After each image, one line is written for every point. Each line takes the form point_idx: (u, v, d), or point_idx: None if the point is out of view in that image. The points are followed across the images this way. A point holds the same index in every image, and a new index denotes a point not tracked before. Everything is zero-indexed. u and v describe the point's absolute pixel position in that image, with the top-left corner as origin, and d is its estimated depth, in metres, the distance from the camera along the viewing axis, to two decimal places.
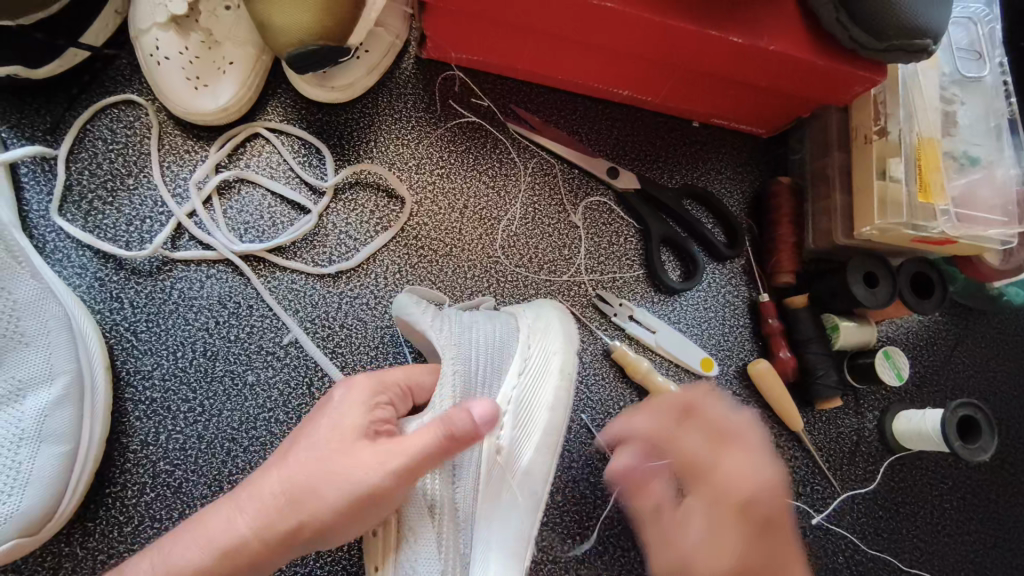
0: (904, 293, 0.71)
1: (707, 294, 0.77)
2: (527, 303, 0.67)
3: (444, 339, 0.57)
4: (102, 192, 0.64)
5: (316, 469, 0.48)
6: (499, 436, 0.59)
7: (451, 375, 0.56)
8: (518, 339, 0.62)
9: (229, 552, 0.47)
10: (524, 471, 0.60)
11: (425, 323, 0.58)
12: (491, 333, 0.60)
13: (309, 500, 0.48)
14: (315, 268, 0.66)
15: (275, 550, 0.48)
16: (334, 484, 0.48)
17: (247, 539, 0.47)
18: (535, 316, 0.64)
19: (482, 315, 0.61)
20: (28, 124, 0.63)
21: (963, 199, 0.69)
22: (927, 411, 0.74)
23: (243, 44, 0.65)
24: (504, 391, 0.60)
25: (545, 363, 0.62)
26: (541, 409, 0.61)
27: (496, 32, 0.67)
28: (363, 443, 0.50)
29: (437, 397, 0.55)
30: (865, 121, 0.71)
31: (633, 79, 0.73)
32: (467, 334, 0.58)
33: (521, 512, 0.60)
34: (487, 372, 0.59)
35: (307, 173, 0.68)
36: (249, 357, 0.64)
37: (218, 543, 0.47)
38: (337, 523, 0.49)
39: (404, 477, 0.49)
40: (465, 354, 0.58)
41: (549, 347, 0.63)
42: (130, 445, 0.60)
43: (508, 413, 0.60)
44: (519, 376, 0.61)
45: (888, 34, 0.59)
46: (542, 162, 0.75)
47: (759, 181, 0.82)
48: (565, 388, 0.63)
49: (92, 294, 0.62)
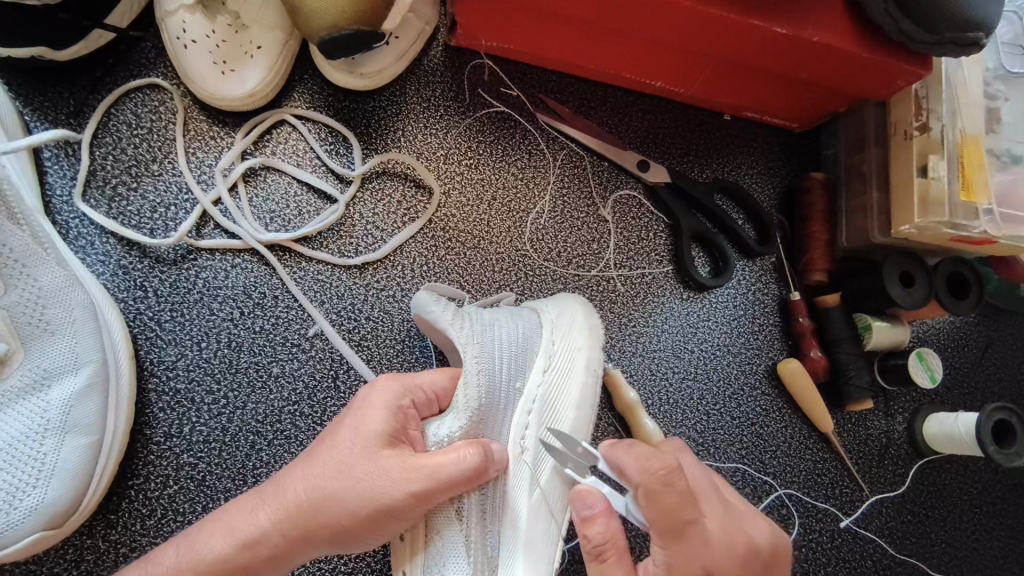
0: (940, 294, 0.70)
1: (736, 292, 0.75)
2: (549, 298, 0.65)
3: (465, 336, 0.55)
4: (126, 178, 0.62)
5: (338, 472, 0.48)
6: (524, 436, 0.57)
7: (475, 373, 0.54)
8: (542, 335, 0.60)
9: (252, 544, 0.48)
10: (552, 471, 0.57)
11: (445, 320, 0.56)
12: (514, 330, 0.58)
13: (329, 504, 0.47)
14: (342, 259, 0.65)
15: (295, 546, 0.48)
16: (354, 486, 0.48)
17: (265, 535, 0.48)
18: (558, 313, 0.62)
19: (503, 311, 0.60)
20: (51, 107, 0.62)
21: (1004, 198, 0.67)
22: (961, 414, 0.72)
23: (271, 28, 0.64)
24: (529, 390, 0.58)
25: (571, 362, 0.60)
26: (569, 407, 0.59)
27: (530, 20, 0.65)
28: (385, 452, 0.49)
29: (460, 395, 0.54)
30: (905, 117, 0.69)
31: (667, 71, 0.71)
32: (489, 332, 0.57)
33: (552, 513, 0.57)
34: (511, 370, 0.57)
35: (334, 162, 0.67)
36: (274, 349, 0.63)
37: (243, 534, 0.48)
38: (356, 528, 0.48)
39: (429, 492, 0.48)
40: (488, 352, 0.56)
41: (575, 343, 0.60)
42: (153, 437, 0.59)
43: (533, 412, 0.58)
44: (544, 373, 0.59)
45: (941, 26, 0.57)
46: (572, 155, 0.74)
47: (791, 177, 0.80)
48: (592, 385, 0.59)
49: (115, 282, 0.61)
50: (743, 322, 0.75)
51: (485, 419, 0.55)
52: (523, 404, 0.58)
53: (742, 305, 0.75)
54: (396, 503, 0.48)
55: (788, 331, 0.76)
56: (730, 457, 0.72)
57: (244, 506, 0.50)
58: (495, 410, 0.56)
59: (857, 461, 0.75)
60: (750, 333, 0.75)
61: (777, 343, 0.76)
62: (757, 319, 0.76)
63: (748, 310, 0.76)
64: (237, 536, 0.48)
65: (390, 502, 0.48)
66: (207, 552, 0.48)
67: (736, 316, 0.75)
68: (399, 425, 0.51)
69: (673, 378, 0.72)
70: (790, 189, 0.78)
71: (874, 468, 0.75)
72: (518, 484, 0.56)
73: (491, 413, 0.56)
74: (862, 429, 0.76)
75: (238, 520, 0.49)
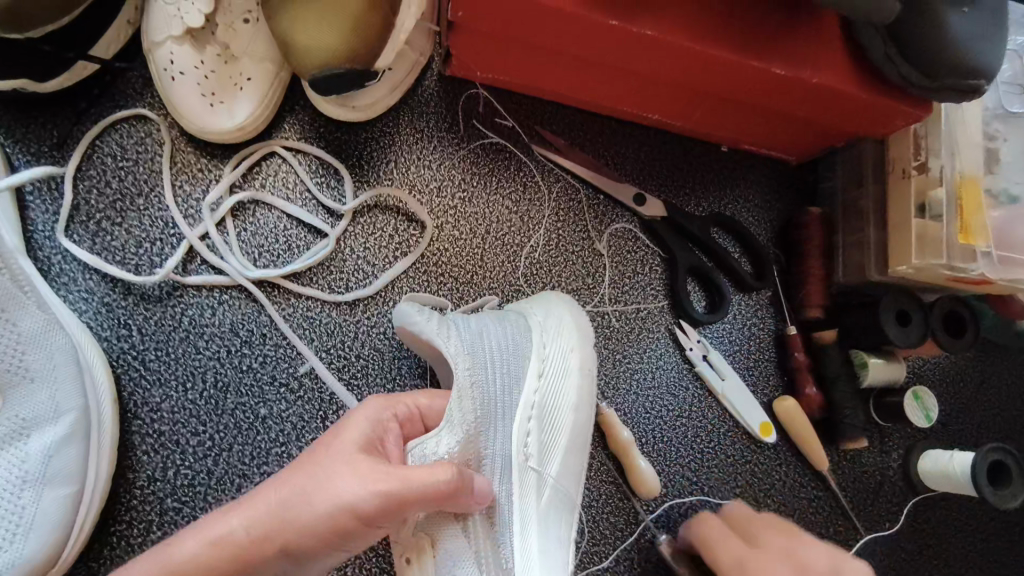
0: (938, 331, 0.70)
1: (732, 327, 0.74)
2: (531, 299, 0.64)
3: (454, 348, 0.54)
4: (110, 212, 0.61)
5: (309, 478, 0.45)
6: (526, 443, 0.56)
7: (470, 387, 0.53)
8: (531, 339, 0.59)
9: (219, 542, 0.43)
10: (559, 469, 0.57)
11: (431, 331, 0.54)
12: (503, 336, 0.57)
13: (298, 509, 0.44)
14: (330, 295, 0.64)
15: (260, 553, 0.43)
16: (323, 489, 0.45)
17: (236, 534, 0.43)
18: (545, 315, 0.61)
19: (490, 318, 0.59)
20: (34, 139, 0.60)
21: (1003, 238, 0.66)
22: (955, 453, 0.72)
23: (261, 59, 0.62)
24: (526, 397, 0.57)
25: (565, 363, 0.59)
26: (565, 410, 0.58)
27: (524, 53, 0.64)
28: (360, 456, 0.47)
29: (456, 409, 0.52)
30: (904, 155, 0.68)
31: (664, 104, 0.70)
32: (479, 340, 0.55)
33: (557, 521, 0.57)
34: (505, 378, 0.56)
35: (325, 195, 0.66)
36: (262, 389, 0.61)
37: (209, 535, 0.44)
38: (323, 539, 0.44)
39: (407, 500, 0.45)
40: (478, 360, 0.54)
41: (564, 344, 0.60)
42: (137, 481, 0.57)
43: (533, 419, 0.57)
44: (539, 378, 0.58)
45: (942, 71, 0.56)
46: (567, 187, 0.72)
47: (788, 210, 0.79)
48: (587, 386, 0.60)
49: (98, 320, 0.59)
50: (738, 358, 0.74)
51: (486, 432, 0.54)
52: (522, 412, 0.56)
53: (738, 340, 0.74)
54: (368, 505, 0.44)
55: (784, 367, 0.75)
56: (725, 495, 0.71)
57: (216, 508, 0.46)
58: (493, 420, 0.54)
59: (851, 498, 0.74)
60: (745, 370, 0.74)
61: (773, 379, 0.75)
62: (753, 355, 0.75)
63: (744, 345, 0.75)
64: (206, 535, 0.44)
65: (360, 507, 0.44)
66: (177, 556, 0.43)
67: (733, 352, 0.74)
68: (376, 436, 0.50)
69: (667, 416, 0.71)
70: (787, 222, 0.77)
71: (868, 506, 0.74)
72: (526, 493, 0.55)
73: (490, 423, 0.54)
74: (857, 467, 0.75)
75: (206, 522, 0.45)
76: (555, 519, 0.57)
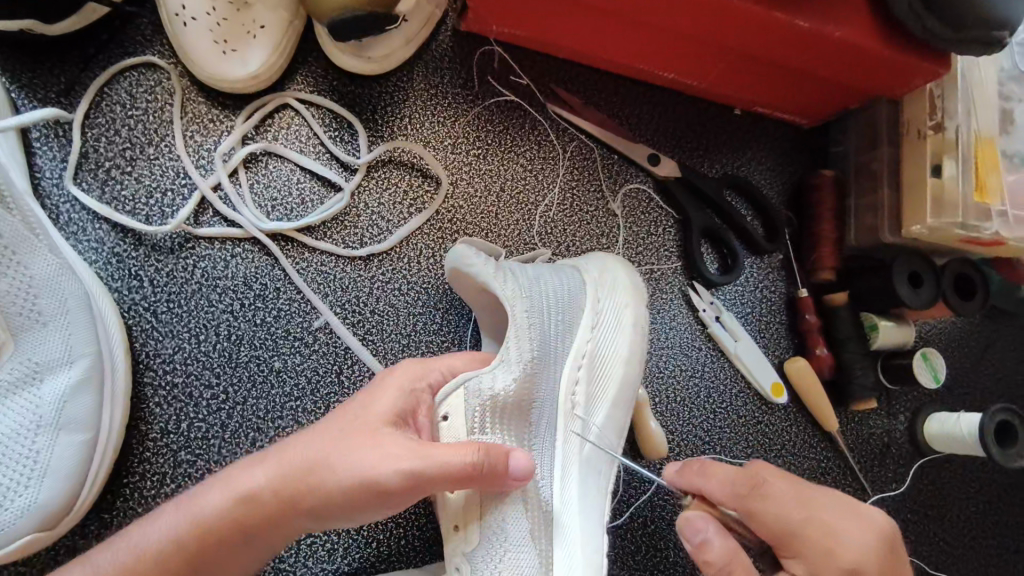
0: (948, 295, 0.70)
1: (744, 289, 0.75)
2: (586, 256, 0.64)
3: (511, 291, 0.54)
4: (120, 161, 0.59)
5: (336, 445, 0.46)
6: (575, 391, 0.56)
7: (527, 327, 0.54)
8: (586, 292, 0.59)
9: (246, 498, 0.45)
10: (604, 420, 0.57)
11: (488, 274, 0.55)
12: (561, 287, 0.57)
13: (322, 473, 0.45)
14: (345, 250, 0.63)
15: (283, 508, 0.45)
16: (347, 456, 0.45)
17: (262, 490, 0.45)
18: (601, 271, 0.61)
19: (546, 267, 0.59)
20: (40, 85, 0.59)
21: (1017, 198, 0.66)
22: (962, 415, 0.73)
23: (275, 7, 0.61)
24: (579, 346, 0.57)
25: (619, 318, 0.59)
26: (618, 363, 0.58)
27: (545, 4, 0.63)
28: (385, 430, 0.46)
29: (512, 347, 0.53)
30: (919, 116, 0.68)
31: (682, 62, 0.70)
32: (536, 286, 0.56)
33: (599, 472, 0.56)
34: (561, 327, 0.56)
35: (338, 149, 0.64)
36: (276, 342, 0.60)
37: (238, 488, 0.46)
38: (345, 504, 0.45)
39: (426, 480, 0.44)
40: (535, 304, 0.55)
41: (620, 300, 0.60)
42: (149, 433, 0.56)
43: (582, 368, 0.57)
44: (592, 330, 0.58)
45: (967, 24, 0.56)
46: (581, 146, 0.72)
47: (799, 174, 0.79)
48: (641, 342, 0.59)
49: (109, 270, 0.58)
50: (750, 319, 0.74)
51: (540, 375, 0.54)
52: (573, 360, 0.57)
53: (750, 302, 0.75)
54: (388, 483, 0.44)
55: (795, 329, 0.75)
56: (736, 455, 0.71)
57: (245, 462, 0.48)
58: (547, 366, 0.55)
59: (859, 459, 0.75)
60: (757, 333, 0.74)
61: (784, 342, 0.75)
62: (765, 318, 0.75)
63: (756, 307, 0.75)
64: (235, 490, 0.46)
65: (378, 485, 0.44)
66: (204, 504, 0.46)
67: (744, 314, 0.74)
68: (409, 408, 0.49)
69: (681, 376, 0.71)
70: (799, 185, 0.77)
71: (876, 467, 0.75)
72: (569, 439, 0.55)
73: (545, 367, 0.54)
74: (865, 428, 0.75)
75: (237, 473, 0.47)
76: (596, 472, 0.56)
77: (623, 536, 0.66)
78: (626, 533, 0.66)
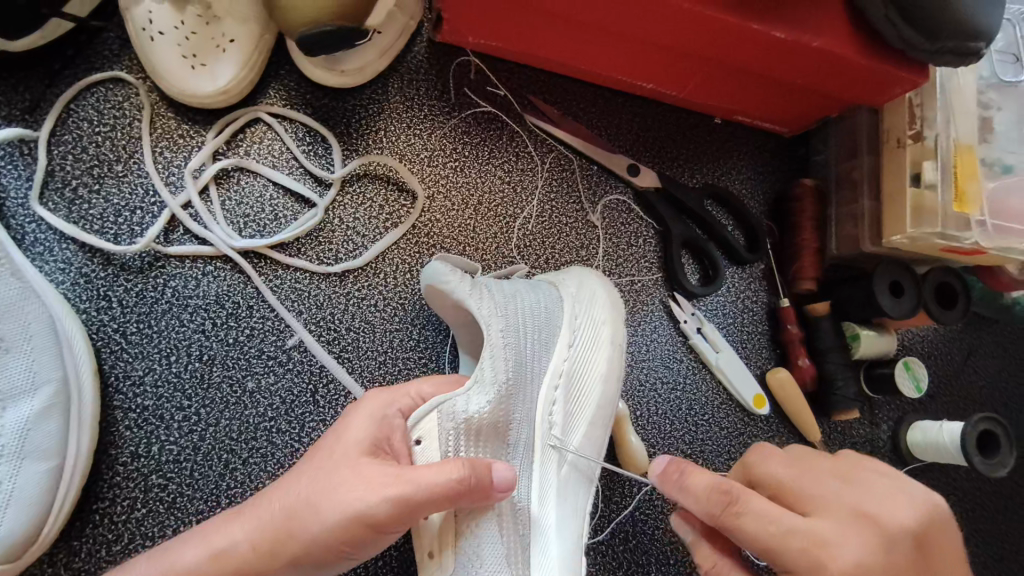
0: (929, 304, 0.69)
1: (726, 300, 0.74)
2: (563, 271, 0.63)
3: (487, 309, 0.54)
4: (87, 179, 0.58)
5: (322, 480, 0.45)
6: (552, 411, 0.56)
7: (502, 346, 0.53)
8: (563, 309, 0.58)
9: (220, 555, 0.45)
10: (582, 440, 0.57)
11: (463, 292, 0.54)
12: (537, 304, 0.57)
13: (305, 514, 0.44)
14: (319, 266, 0.62)
15: (262, 559, 0.44)
16: (332, 495, 0.44)
17: (237, 549, 0.45)
18: (578, 286, 0.61)
19: (523, 283, 0.59)
20: (5, 102, 0.57)
21: (997, 207, 0.66)
22: (945, 424, 0.72)
23: (244, 20, 0.60)
24: (555, 364, 0.57)
25: (596, 335, 0.59)
26: (595, 381, 0.58)
27: (520, 16, 0.62)
28: (365, 459, 0.46)
29: (487, 368, 0.52)
30: (898, 124, 0.68)
31: (661, 72, 0.69)
32: (511, 303, 0.55)
33: (576, 492, 0.56)
34: (536, 346, 0.56)
35: (312, 163, 0.63)
36: (249, 362, 0.59)
37: (214, 545, 0.45)
38: (332, 546, 0.44)
39: (418, 504, 0.43)
40: (510, 322, 0.54)
41: (598, 316, 0.59)
42: (119, 458, 0.55)
43: (560, 388, 0.56)
44: (569, 348, 0.57)
45: (943, 33, 0.56)
46: (560, 158, 0.71)
47: (780, 183, 0.79)
48: (619, 359, 0.59)
49: (76, 292, 0.57)
50: (732, 330, 0.74)
51: (516, 395, 0.53)
52: (549, 379, 0.56)
53: (731, 313, 0.74)
54: (376, 514, 0.43)
55: (777, 340, 0.75)
56: (719, 468, 0.71)
57: (222, 518, 0.47)
58: (523, 385, 0.54)
59: None
60: (739, 344, 0.74)
61: (766, 352, 0.75)
62: (747, 328, 0.74)
63: (738, 318, 0.74)
64: (211, 546, 0.45)
65: (371, 516, 0.43)
66: (179, 561, 0.45)
67: (726, 325, 0.74)
68: (382, 435, 0.48)
69: (662, 388, 0.70)
70: (780, 195, 0.77)
71: None
72: (547, 459, 0.55)
73: (520, 387, 0.54)
74: (848, 438, 0.75)
75: (214, 528, 0.46)
76: (573, 493, 0.55)
77: (605, 552, 0.66)
78: (608, 549, 0.66)
